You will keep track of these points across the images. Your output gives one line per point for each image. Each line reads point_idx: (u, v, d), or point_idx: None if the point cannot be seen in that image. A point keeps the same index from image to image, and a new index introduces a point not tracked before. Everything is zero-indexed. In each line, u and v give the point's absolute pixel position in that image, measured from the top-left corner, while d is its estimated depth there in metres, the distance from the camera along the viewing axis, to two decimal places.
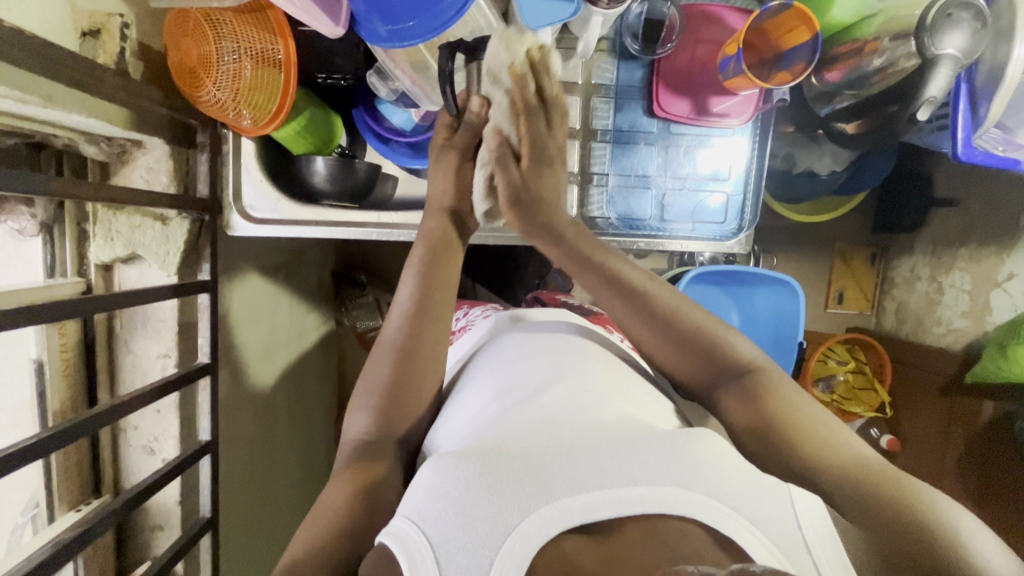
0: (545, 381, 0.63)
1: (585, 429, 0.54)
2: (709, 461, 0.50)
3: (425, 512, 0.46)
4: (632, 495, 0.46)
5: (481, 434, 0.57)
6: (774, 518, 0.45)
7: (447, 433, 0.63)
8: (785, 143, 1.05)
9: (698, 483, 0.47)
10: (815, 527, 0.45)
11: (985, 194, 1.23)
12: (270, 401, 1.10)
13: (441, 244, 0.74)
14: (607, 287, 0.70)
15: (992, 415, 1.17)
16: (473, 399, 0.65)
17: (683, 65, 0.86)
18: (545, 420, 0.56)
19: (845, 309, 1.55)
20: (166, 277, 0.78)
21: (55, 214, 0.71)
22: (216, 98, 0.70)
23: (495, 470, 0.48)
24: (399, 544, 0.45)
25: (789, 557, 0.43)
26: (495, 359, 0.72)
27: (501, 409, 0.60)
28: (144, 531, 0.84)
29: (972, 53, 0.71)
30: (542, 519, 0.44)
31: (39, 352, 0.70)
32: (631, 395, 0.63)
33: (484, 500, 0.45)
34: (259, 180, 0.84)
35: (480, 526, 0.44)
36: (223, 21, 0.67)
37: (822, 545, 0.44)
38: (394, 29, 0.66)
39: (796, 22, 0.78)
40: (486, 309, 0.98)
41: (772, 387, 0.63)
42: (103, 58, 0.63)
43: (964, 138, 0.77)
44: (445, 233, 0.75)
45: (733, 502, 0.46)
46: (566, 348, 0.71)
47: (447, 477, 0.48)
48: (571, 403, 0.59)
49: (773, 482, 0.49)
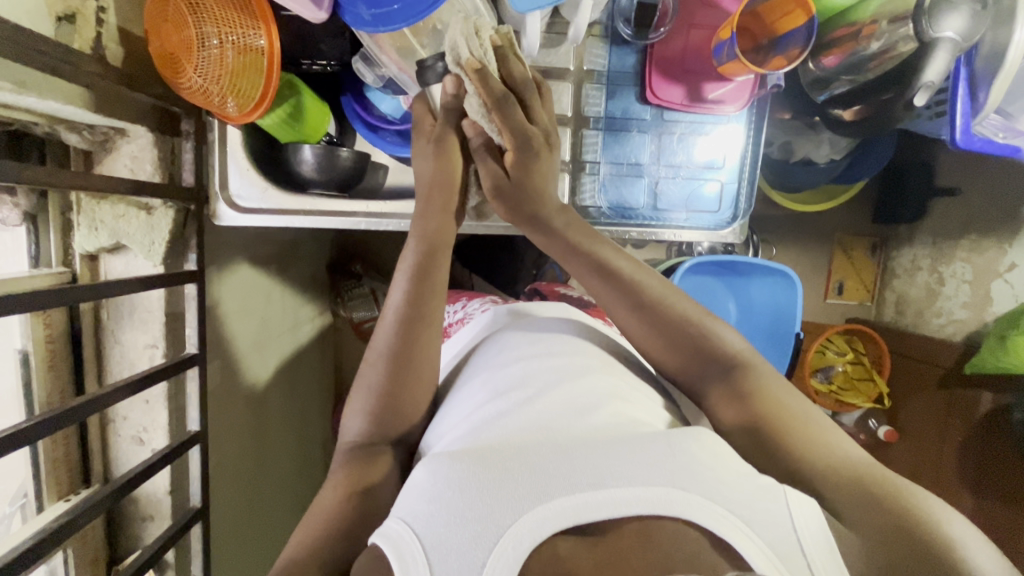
0: (544, 383, 0.62)
1: (583, 433, 0.53)
2: (704, 462, 0.49)
3: (417, 514, 0.46)
4: (627, 496, 0.45)
5: (476, 434, 0.56)
6: (770, 521, 0.44)
7: (442, 432, 0.63)
8: (781, 130, 1.03)
9: (694, 485, 0.46)
10: (811, 532, 0.44)
11: (989, 183, 1.21)
12: (263, 392, 1.10)
13: (433, 245, 0.72)
14: (602, 278, 0.70)
15: (990, 407, 1.15)
16: (470, 399, 0.64)
17: (676, 51, 0.84)
18: (543, 425, 0.55)
19: (844, 300, 1.53)
20: (153, 267, 0.77)
21: (38, 204, 0.70)
22: (198, 84, 0.68)
23: (489, 471, 0.47)
24: (390, 544, 0.44)
25: (784, 560, 0.42)
26: (492, 358, 0.71)
27: (497, 410, 0.59)
28: (135, 520, 0.84)
29: (972, 35, 0.68)
30: (535, 522, 0.44)
31: (24, 342, 0.70)
32: (630, 396, 0.62)
33: (476, 502, 0.45)
34: (246, 168, 0.82)
35: (474, 527, 0.44)
36: (202, 7, 0.66)
37: (817, 548, 0.43)
38: (377, 13, 0.64)
39: (791, 5, 0.76)
40: (484, 301, 0.97)
41: (757, 381, 0.62)
42: (79, 44, 0.62)
43: (963, 124, 0.75)
44: (443, 232, 0.73)
45: (728, 502, 0.45)
46: (563, 347, 0.70)
47: (440, 478, 0.48)
48: (568, 408, 0.58)
49: (770, 483, 0.48)
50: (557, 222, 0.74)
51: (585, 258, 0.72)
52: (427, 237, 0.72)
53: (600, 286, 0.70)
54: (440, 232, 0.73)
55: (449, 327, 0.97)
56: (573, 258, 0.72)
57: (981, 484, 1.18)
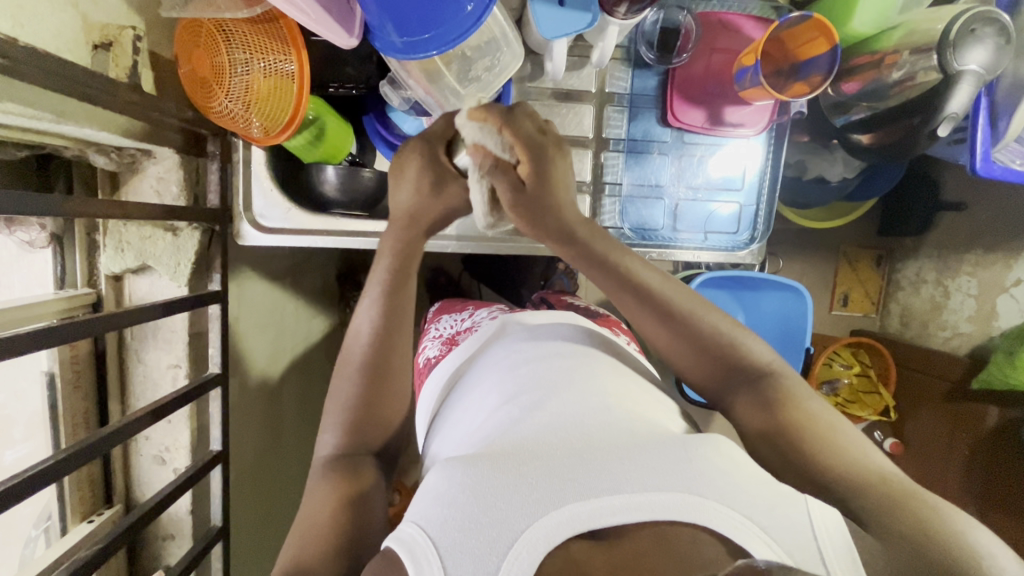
0: (554, 382, 0.61)
1: (594, 429, 0.52)
2: (723, 468, 0.47)
3: (431, 516, 0.44)
4: (643, 500, 0.44)
5: (489, 437, 0.54)
6: (791, 526, 0.43)
7: (458, 439, 0.61)
8: (798, 151, 1.06)
9: (709, 490, 0.45)
10: (831, 535, 0.43)
11: (997, 199, 1.22)
12: (276, 405, 1.10)
13: (406, 253, 0.69)
14: (625, 292, 0.68)
15: (996, 422, 1.16)
16: (483, 405, 0.63)
17: (698, 74, 0.85)
18: (557, 423, 0.53)
19: (849, 311, 1.54)
20: (177, 288, 0.77)
21: (65, 226, 0.70)
22: (227, 109, 0.69)
23: (503, 476, 0.46)
24: (403, 546, 0.43)
25: (801, 563, 0.41)
26: (503, 361, 0.70)
27: (511, 412, 0.57)
28: (156, 540, 0.84)
29: (994, 69, 0.70)
30: (548, 528, 0.42)
31: (51, 365, 0.70)
32: (639, 399, 0.61)
33: (491, 507, 0.44)
34: (269, 189, 0.82)
35: (488, 532, 0.42)
36: (234, 32, 0.66)
37: (835, 555, 0.42)
38: (409, 41, 0.64)
39: (814, 34, 0.77)
40: (493, 309, 0.94)
41: (789, 392, 0.61)
42: (115, 72, 0.62)
43: (982, 153, 0.76)
44: (411, 247, 0.70)
45: (747, 508, 0.44)
46: (573, 351, 0.69)
47: (453, 482, 0.46)
48: (579, 406, 0.56)
49: (793, 493, 0.46)
50: (581, 232, 0.69)
51: (610, 270, 0.68)
52: (400, 252, 0.69)
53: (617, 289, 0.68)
54: (413, 245, 0.70)
55: (458, 335, 0.92)
56: (598, 274, 0.69)
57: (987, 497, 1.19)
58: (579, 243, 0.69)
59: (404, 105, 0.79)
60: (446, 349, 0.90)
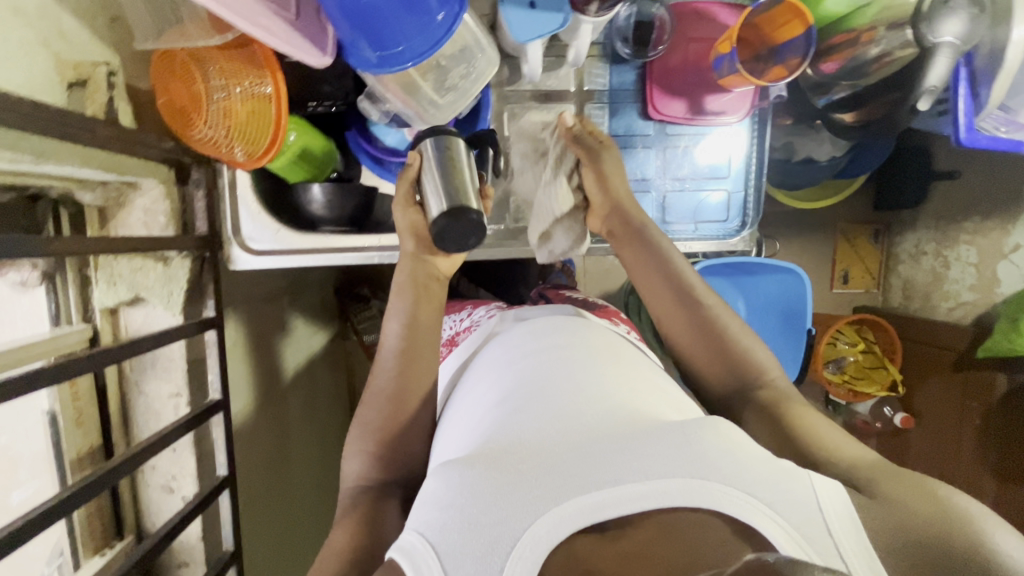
0: (551, 374, 0.60)
1: (592, 420, 0.52)
2: (726, 450, 0.47)
3: (430, 522, 0.45)
4: (646, 490, 0.44)
5: (489, 432, 0.54)
6: (795, 503, 0.43)
7: (457, 438, 0.61)
8: (783, 133, 1.06)
9: (713, 472, 0.44)
10: (835, 507, 0.43)
11: (992, 165, 1.21)
12: (283, 424, 1.11)
13: (421, 279, 0.73)
14: (659, 274, 0.72)
15: (1006, 388, 1.16)
16: (480, 402, 0.63)
17: (676, 65, 0.85)
18: (556, 415, 0.53)
19: (850, 289, 1.54)
20: (172, 317, 0.78)
21: (57, 263, 0.69)
22: (208, 136, 0.69)
23: (501, 476, 0.46)
24: (405, 555, 0.43)
25: (809, 539, 0.41)
26: (500, 356, 0.70)
27: (509, 406, 0.57)
28: (170, 568, 0.85)
29: (970, 39, 0.71)
30: (552, 523, 0.42)
31: (51, 404, 0.71)
32: (639, 387, 0.60)
33: (489, 507, 0.44)
34: (257, 212, 0.83)
35: (488, 533, 0.42)
36: (209, 60, 0.67)
37: (844, 528, 0.42)
38: (383, 55, 0.64)
39: (789, 15, 0.76)
40: (490, 307, 0.93)
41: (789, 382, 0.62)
42: (91, 109, 0.63)
43: (965, 123, 0.78)
44: (419, 276, 0.73)
45: (751, 487, 0.43)
46: (571, 340, 0.68)
47: (453, 485, 0.47)
48: (577, 396, 0.56)
49: (794, 467, 0.46)
50: (632, 209, 0.78)
51: (650, 249, 0.74)
52: (413, 280, 0.72)
53: (647, 268, 0.73)
54: (422, 271, 0.73)
55: (458, 336, 0.92)
56: (643, 253, 0.74)
57: (1002, 464, 1.18)
58: (643, 234, 0.75)
59: (384, 117, 0.78)
60: (446, 351, 0.91)
